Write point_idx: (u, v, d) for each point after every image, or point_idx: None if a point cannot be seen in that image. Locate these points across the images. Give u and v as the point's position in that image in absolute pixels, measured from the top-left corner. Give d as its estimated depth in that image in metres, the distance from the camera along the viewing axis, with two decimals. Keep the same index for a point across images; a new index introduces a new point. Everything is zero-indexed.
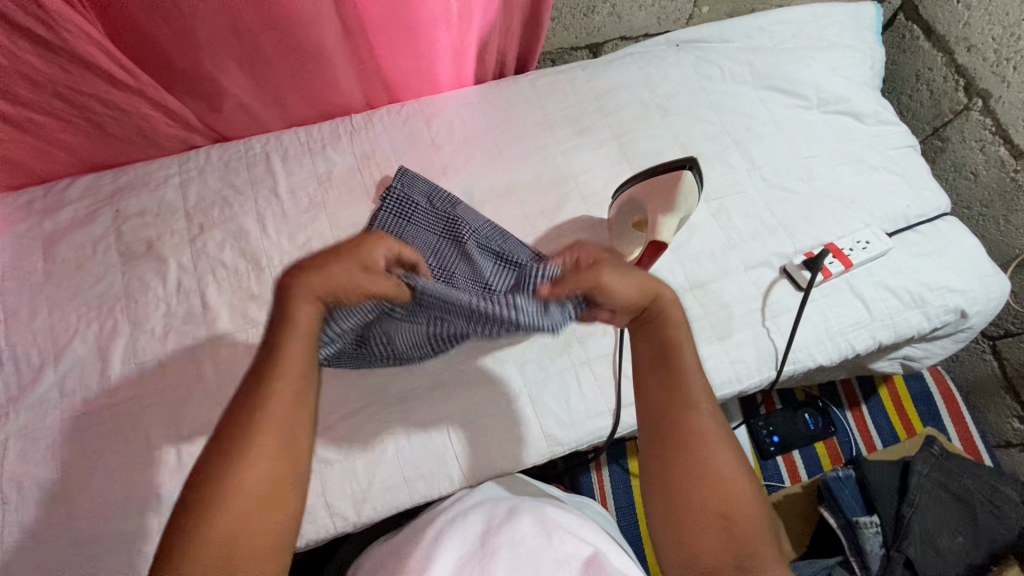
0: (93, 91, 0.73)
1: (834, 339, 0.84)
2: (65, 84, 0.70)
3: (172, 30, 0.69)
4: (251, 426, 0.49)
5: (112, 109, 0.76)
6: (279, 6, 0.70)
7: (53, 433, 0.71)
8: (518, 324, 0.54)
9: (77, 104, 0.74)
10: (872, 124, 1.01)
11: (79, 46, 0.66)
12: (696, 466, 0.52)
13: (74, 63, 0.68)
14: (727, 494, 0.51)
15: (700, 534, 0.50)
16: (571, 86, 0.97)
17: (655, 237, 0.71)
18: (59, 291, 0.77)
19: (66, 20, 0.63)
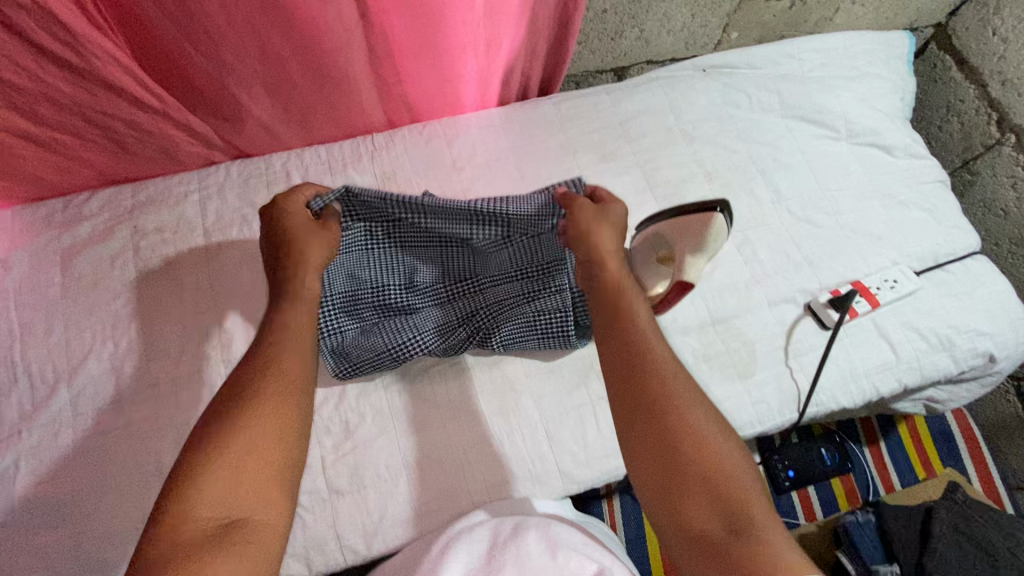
0: (118, 113, 0.72)
1: (859, 381, 0.82)
2: (91, 105, 0.70)
3: (201, 56, 0.68)
4: (256, 394, 0.52)
5: (136, 129, 0.76)
6: (309, 33, 0.70)
7: (64, 452, 0.71)
8: (513, 211, 0.68)
9: (102, 125, 0.74)
10: (901, 157, 0.98)
11: (107, 71, 0.66)
12: (670, 432, 0.52)
13: (100, 86, 0.68)
14: (702, 454, 0.51)
15: (688, 503, 0.50)
16: (595, 110, 0.96)
17: (681, 276, 0.68)
18: (75, 307, 0.76)
19: (96, 47, 0.63)
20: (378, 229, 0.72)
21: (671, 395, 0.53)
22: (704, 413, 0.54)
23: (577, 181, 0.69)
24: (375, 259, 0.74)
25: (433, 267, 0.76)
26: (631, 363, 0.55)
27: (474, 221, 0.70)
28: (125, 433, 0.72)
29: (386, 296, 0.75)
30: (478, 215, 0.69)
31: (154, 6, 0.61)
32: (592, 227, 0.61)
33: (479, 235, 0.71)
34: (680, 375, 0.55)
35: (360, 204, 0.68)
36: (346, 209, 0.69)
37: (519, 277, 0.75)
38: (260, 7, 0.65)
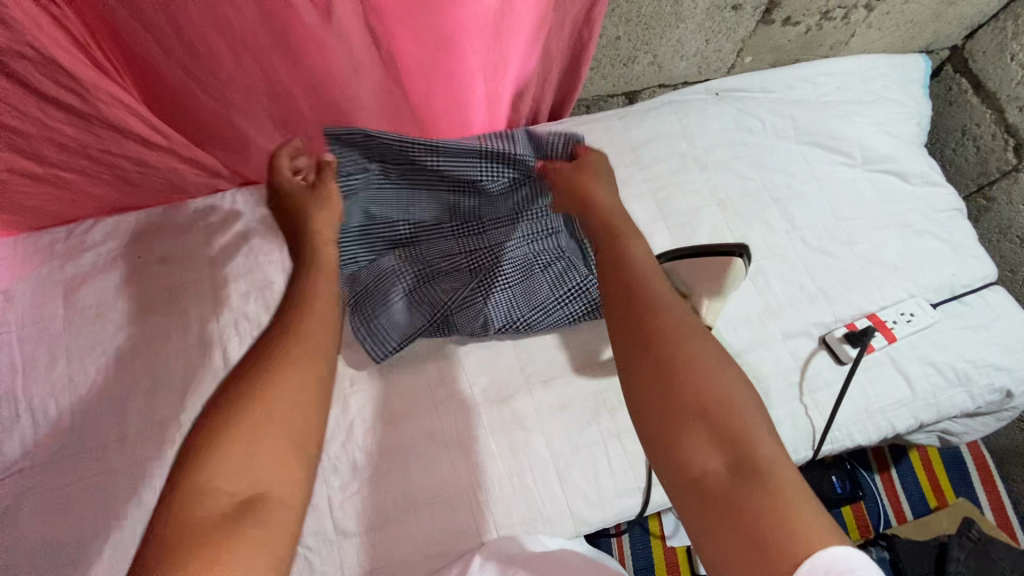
0: (124, 152, 0.71)
1: (875, 417, 0.81)
2: (97, 147, 0.69)
3: (208, 96, 0.67)
4: (277, 367, 0.45)
5: (143, 166, 0.74)
6: (318, 70, 0.69)
7: (66, 490, 0.69)
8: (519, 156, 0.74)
9: (108, 164, 0.72)
10: (918, 184, 0.97)
11: (113, 114, 0.65)
12: (672, 358, 0.45)
13: (107, 128, 0.67)
14: (701, 382, 0.43)
15: (689, 438, 0.42)
16: (606, 136, 0.94)
17: (700, 321, 0.69)
18: (78, 340, 0.75)
19: (102, 92, 0.62)
20: (385, 173, 0.75)
21: (673, 321, 0.47)
22: (705, 342, 0.46)
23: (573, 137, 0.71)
24: (382, 199, 0.77)
25: (438, 209, 0.80)
26: (629, 295, 0.49)
27: (477, 162, 0.74)
28: (128, 472, 0.70)
29: (394, 231, 0.80)
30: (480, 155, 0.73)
31: (161, 50, 0.60)
32: (573, 178, 0.66)
33: (485, 176, 0.75)
34: (677, 304, 0.48)
35: (368, 144, 0.72)
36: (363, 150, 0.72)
37: (519, 223, 0.81)
38: (267, 45, 0.64)
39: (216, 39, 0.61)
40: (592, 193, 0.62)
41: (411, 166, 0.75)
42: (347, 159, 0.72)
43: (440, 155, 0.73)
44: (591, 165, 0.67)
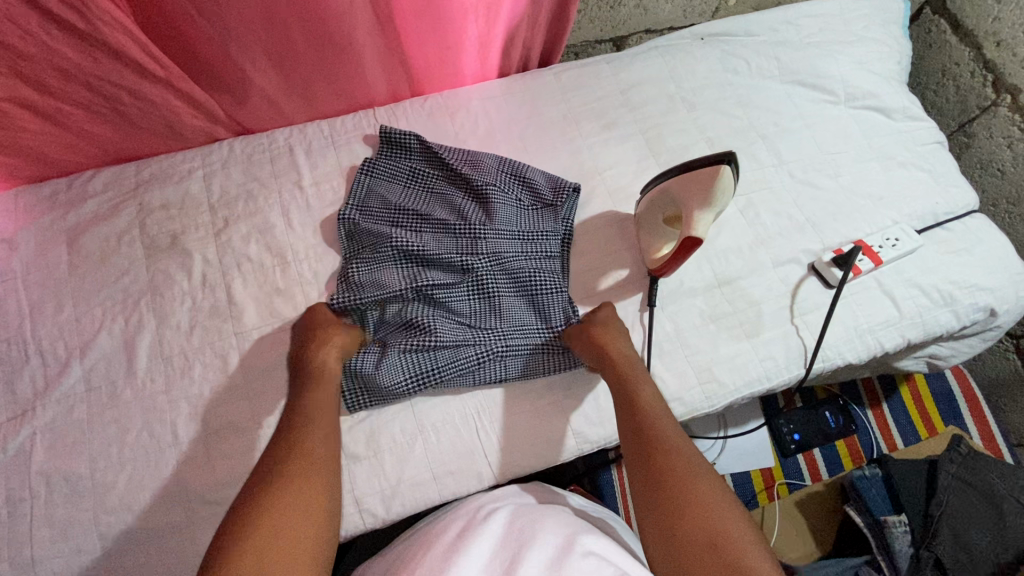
0: (123, 83, 0.72)
1: (863, 337, 0.84)
2: (97, 75, 0.70)
3: (204, 20, 0.68)
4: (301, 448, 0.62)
5: (140, 100, 0.75)
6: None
7: (80, 426, 0.70)
8: (534, 181, 0.85)
9: (107, 97, 0.73)
10: (900, 120, 0.99)
11: (111, 36, 0.65)
12: (680, 512, 0.59)
13: (107, 55, 0.68)
14: (703, 523, 0.58)
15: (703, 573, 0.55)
16: (596, 80, 0.96)
17: (690, 232, 0.67)
18: (84, 284, 0.76)
19: (103, 13, 0.63)
20: (404, 166, 0.86)
21: (675, 477, 0.62)
22: (711, 496, 0.60)
23: (576, 188, 0.85)
24: (400, 187, 0.85)
25: (447, 209, 0.83)
26: (637, 435, 0.66)
27: (501, 176, 0.85)
28: (139, 406, 0.72)
29: (400, 213, 0.82)
30: (503, 180, 0.84)
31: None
32: (605, 331, 0.73)
33: (499, 190, 0.83)
34: (688, 470, 0.62)
35: (410, 141, 0.85)
36: (404, 143, 0.86)
37: (520, 239, 0.82)
38: None
39: None
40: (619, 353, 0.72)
41: (435, 167, 0.86)
42: (389, 149, 0.86)
43: (472, 162, 0.85)
44: (608, 317, 0.76)
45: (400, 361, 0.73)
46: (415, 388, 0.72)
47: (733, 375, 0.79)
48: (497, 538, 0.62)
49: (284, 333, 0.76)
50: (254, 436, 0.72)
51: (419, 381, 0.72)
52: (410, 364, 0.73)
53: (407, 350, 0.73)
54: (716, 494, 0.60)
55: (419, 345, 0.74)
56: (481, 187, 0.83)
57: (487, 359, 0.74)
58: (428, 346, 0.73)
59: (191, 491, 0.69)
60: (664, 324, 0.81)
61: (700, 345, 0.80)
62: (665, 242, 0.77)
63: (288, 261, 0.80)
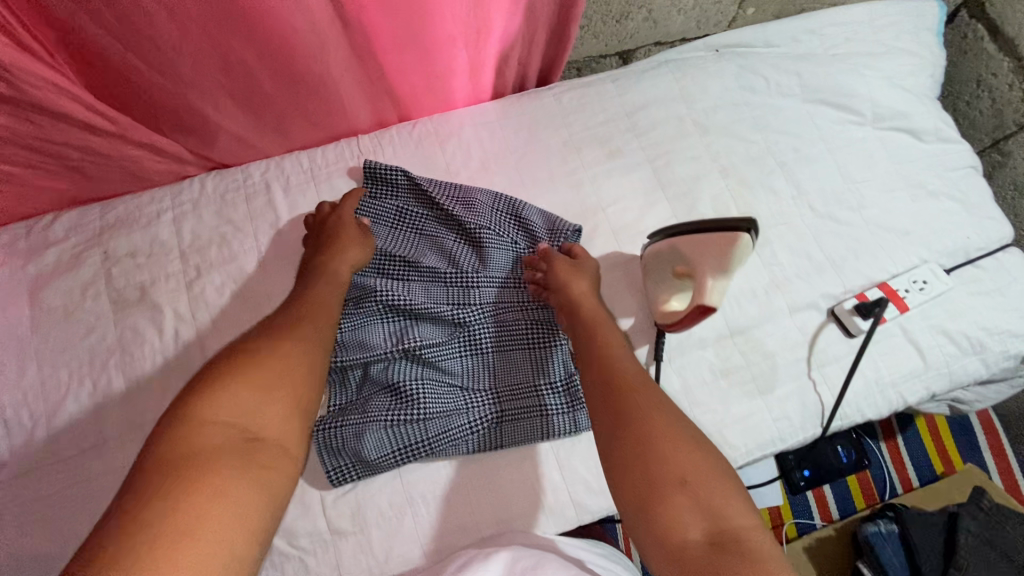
0: (70, 139, 0.67)
1: (885, 391, 0.78)
2: (35, 135, 0.66)
3: (150, 69, 0.62)
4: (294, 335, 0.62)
5: (92, 154, 0.71)
6: (272, 40, 0.63)
7: (48, 501, 0.66)
8: (532, 220, 0.79)
9: (55, 154, 0.69)
10: (931, 141, 0.91)
11: (43, 98, 0.61)
12: (647, 449, 0.55)
13: (44, 115, 0.63)
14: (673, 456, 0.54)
15: (672, 513, 0.51)
16: (599, 101, 0.88)
17: (702, 299, 0.60)
18: (47, 344, 0.71)
19: (30, 75, 0.58)
20: (392, 206, 0.79)
21: (642, 413, 0.58)
22: (684, 431, 0.57)
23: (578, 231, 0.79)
24: (386, 230, 0.79)
25: (438, 253, 0.77)
26: (602, 372, 0.63)
27: (496, 215, 0.78)
28: (113, 477, 0.68)
29: (385, 260, 0.76)
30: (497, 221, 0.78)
31: (91, 20, 0.56)
32: (578, 273, 0.72)
33: (494, 232, 0.77)
34: (654, 406, 0.59)
35: (397, 178, 0.78)
36: (388, 177, 0.79)
37: (515, 286, 0.77)
38: (212, 15, 0.58)
39: (151, 6, 0.56)
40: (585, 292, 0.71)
41: (423, 205, 0.79)
42: (373, 187, 0.79)
43: (464, 201, 0.78)
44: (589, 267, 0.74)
45: (382, 435, 0.68)
46: (398, 462, 0.68)
47: (744, 437, 0.74)
48: None
49: None
50: None
51: (402, 455, 0.68)
52: (393, 435, 0.68)
53: (390, 422, 0.69)
54: (685, 431, 0.57)
55: (405, 415, 0.69)
56: (474, 230, 0.77)
57: (480, 426, 0.71)
58: (415, 416, 0.69)
59: None
60: (671, 380, 0.75)
61: (711, 403, 0.75)
62: (675, 295, 0.70)
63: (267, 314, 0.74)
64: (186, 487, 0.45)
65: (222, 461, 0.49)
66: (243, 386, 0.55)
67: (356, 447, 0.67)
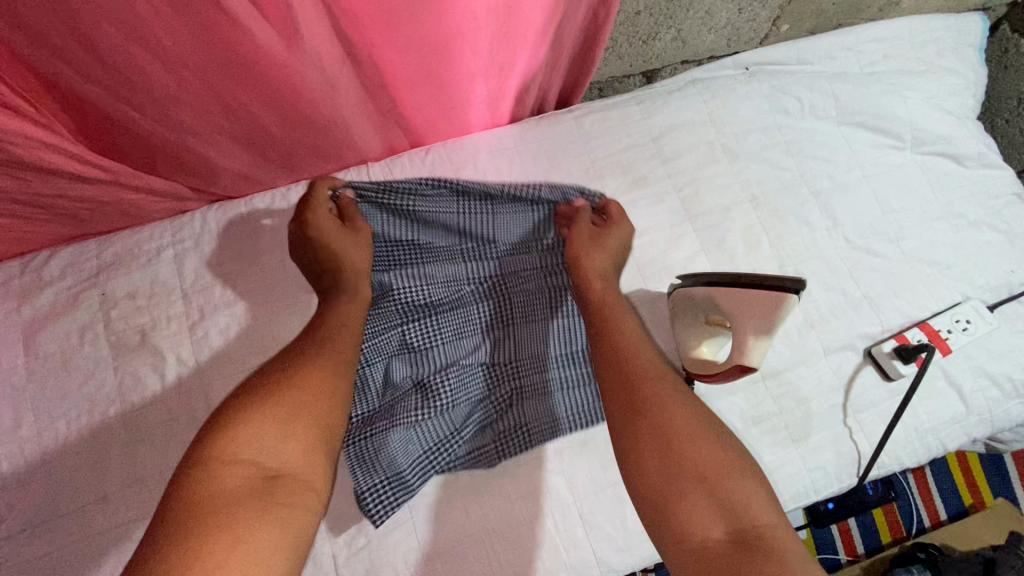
0: (63, 190, 0.64)
1: (925, 438, 0.74)
2: (24, 189, 0.62)
3: (144, 117, 0.59)
4: (325, 347, 0.60)
5: (85, 200, 0.67)
6: (275, 80, 0.59)
7: (48, 560, 0.63)
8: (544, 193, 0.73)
9: (45, 205, 0.66)
10: (973, 167, 0.86)
11: (29, 154, 0.57)
12: (667, 439, 0.53)
13: (31, 170, 0.60)
14: (692, 456, 0.51)
15: (690, 511, 0.49)
16: (624, 125, 0.83)
17: (741, 358, 0.57)
18: (44, 391, 0.68)
19: (12, 133, 0.55)
20: (382, 187, 0.69)
21: (656, 403, 0.55)
22: (704, 427, 0.54)
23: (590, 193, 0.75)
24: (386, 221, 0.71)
25: (447, 233, 0.73)
26: (618, 359, 0.60)
27: (504, 197, 0.72)
28: (113, 534, 0.64)
29: (392, 256, 0.72)
30: (509, 189, 0.71)
31: (78, 75, 0.52)
32: (598, 245, 0.69)
33: (505, 207, 0.72)
34: (674, 396, 0.56)
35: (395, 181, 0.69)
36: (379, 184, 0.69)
37: (531, 259, 0.74)
38: (210, 62, 0.55)
39: (141, 56, 0.52)
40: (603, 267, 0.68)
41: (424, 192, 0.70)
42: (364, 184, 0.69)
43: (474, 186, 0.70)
44: (615, 237, 0.71)
45: (410, 438, 0.67)
46: (431, 464, 0.67)
47: (776, 489, 0.70)
48: None
49: None
50: None
51: (434, 454, 0.67)
52: (422, 435, 0.68)
53: (418, 423, 0.68)
54: (706, 427, 0.54)
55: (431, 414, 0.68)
56: (485, 204, 0.72)
57: (505, 410, 0.71)
58: (442, 409, 0.69)
59: None
60: None
61: None
62: (705, 341, 0.66)
63: None
64: (213, 523, 0.44)
65: (247, 493, 0.47)
66: (264, 412, 0.52)
67: (386, 458, 0.65)
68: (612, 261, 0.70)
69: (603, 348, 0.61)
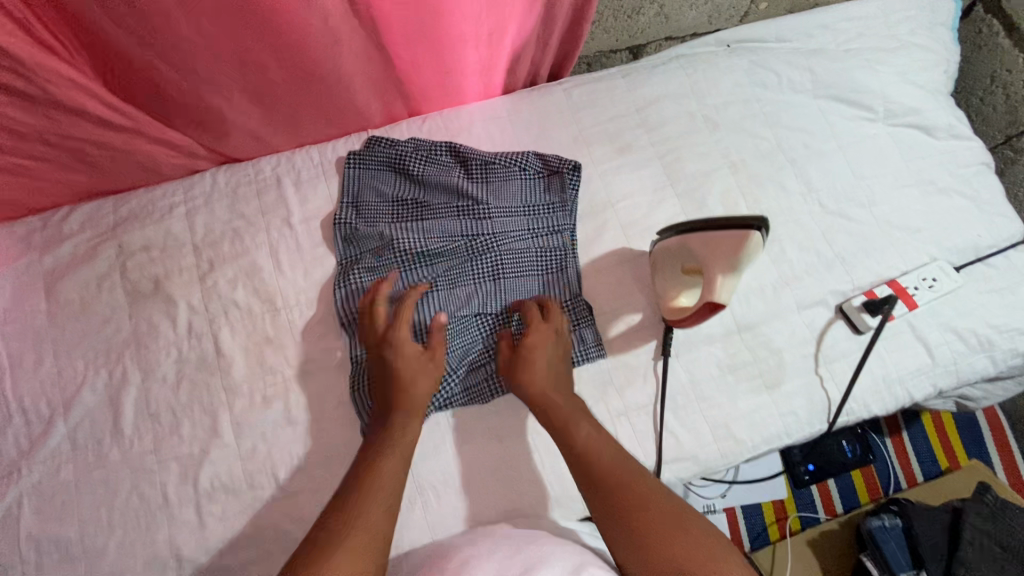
0: (88, 134, 0.69)
1: (892, 388, 0.78)
2: (53, 130, 0.67)
3: (167, 66, 0.64)
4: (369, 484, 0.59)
5: (108, 149, 0.72)
6: (288, 39, 0.65)
7: (68, 487, 0.68)
8: (534, 162, 0.82)
9: (70, 149, 0.71)
10: (943, 139, 0.90)
11: (62, 94, 0.63)
12: (648, 536, 0.57)
13: (60, 110, 0.65)
14: (675, 548, 0.56)
15: None
16: (610, 96, 0.88)
17: (711, 296, 0.61)
18: (64, 335, 0.72)
19: (48, 72, 0.60)
20: (390, 150, 0.80)
21: (632, 494, 0.60)
22: (675, 511, 0.59)
23: (576, 166, 0.81)
24: (392, 178, 0.80)
25: (445, 191, 0.79)
26: (589, 463, 0.63)
27: (497, 162, 0.81)
28: (127, 465, 0.69)
29: (394, 212, 0.79)
30: (502, 155, 0.81)
31: (110, 21, 0.57)
32: (529, 361, 0.69)
33: (498, 171, 0.81)
34: (645, 487, 0.61)
35: (400, 143, 0.80)
36: (383, 142, 0.80)
37: (524, 217, 0.80)
38: (230, 14, 0.60)
39: (169, 5, 0.57)
40: (541, 380, 0.68)
41: (424, 156, 0.80)
42: (374, 149, 0.80)
43: (471, 151, 0.81)
44: (541, 337, 0.71)
45: None
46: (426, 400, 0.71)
47: (750, 432, 0.75)
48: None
49: (276, 388, 0.72)
50: (256, 496, 0.69)
51: (431, 390, 0.72)
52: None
53: None
54: (682, 514, 0.59)
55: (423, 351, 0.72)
56: (482, 166, 0.80)
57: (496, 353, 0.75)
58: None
59: (185, 556, 0.67)
60: (678, 374, 0.76)
61: (718, 398, 0.76)
62: (685, 292, 0.70)
63: (278, 308, 0.75)
64: None
65: None
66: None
67: None
68: (552, 368, 0.70)
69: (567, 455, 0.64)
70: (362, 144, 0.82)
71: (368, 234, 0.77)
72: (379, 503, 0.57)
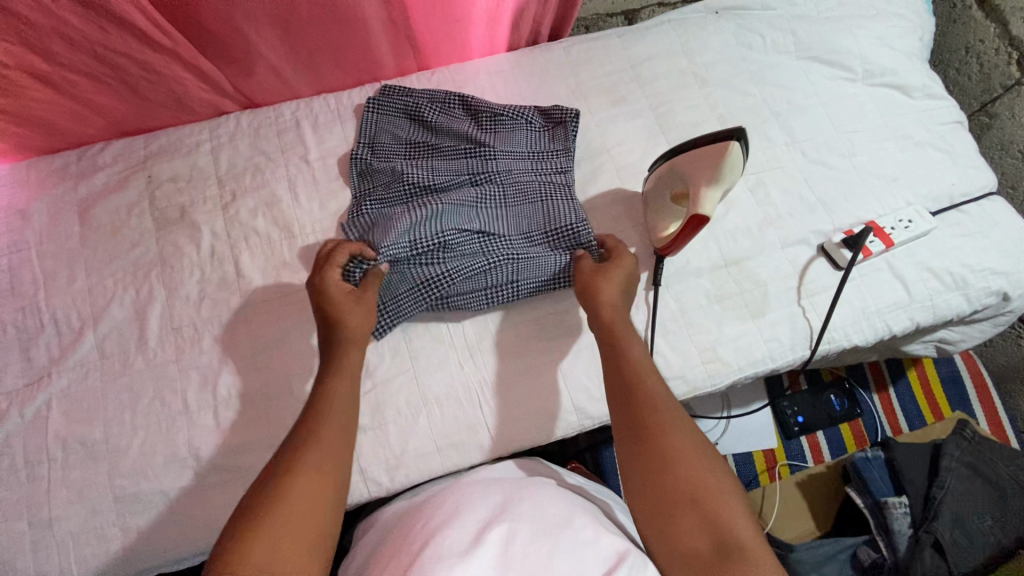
0: (130, 53, 0.74)
1: (871, 320, 0.83)
2: (101, 43, 0.72)
3: None
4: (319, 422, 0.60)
5: (147, 71, 0.78)
6: None
7: (95, 392, 0.73)
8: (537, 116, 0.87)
9: (112, 68, 0.76)
10: (919, 98, 0.96)
11: (115, 5, 0.68)
12: (662, 456, 0.58)
13: (111, 22, 0.70)
14: (682, 476, 0.57)
15: (681, 526, 0.55)
16: (606, 53, 0.95)
17: (697, 210, 0.68)
18: (96, 256, 0.78)
19: None
20: (404, 99, 0.86)
21: (654, 419, 0.60)
22: (692, 445, 0.59)
23: (574, 114, 0.86)
24: (406, 124, 0.86)
25: (455, 136, 0.85)
26: (625, 382, 0.64)
27: (502, 112, 0.86)
28: (150, 373, 0.73)
29: (404, 154, 0.84)
30: (507, 108, 0.86)
31: None
32: (603, 277, 0.72)
33: (503, 122, 0.86)
34: (669, 416, 0.61)
35: (412, 92, 0.87)
36: (398, 91, 0.87)
37: (526, 163, 0.85)
38: None
39: None
40: (613, 297, 0.70)
41: (436, 105, 0.86)
42: (388, 98, 0.86)
43: (477, 103, 0.86)
44: (620, 264, 0.74)
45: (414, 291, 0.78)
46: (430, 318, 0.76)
47: (736, 355, 0.79)
48: (493, 507, 0.63)
49: (290, 307, 0.77)
50: (270, 405, 0.73)
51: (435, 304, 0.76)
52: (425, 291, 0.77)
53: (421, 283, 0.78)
54: (701, 446, 0.59)
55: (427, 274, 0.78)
56: (490, 117, 0.86)
57: None
58: None
59: (202, 455, 0.71)
60: (668, 303, 0.81)
61: (706, 325, 0.80)
62: (673, 218, 0.77)
63: (295, 236, 0.80)
64: None
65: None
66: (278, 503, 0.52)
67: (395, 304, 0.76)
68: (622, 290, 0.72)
69: (607, 366, 0.66)
70: (376, 92, 0.89)
71: (378, 171, 0.82)
72: (328, 433, 0.59)
